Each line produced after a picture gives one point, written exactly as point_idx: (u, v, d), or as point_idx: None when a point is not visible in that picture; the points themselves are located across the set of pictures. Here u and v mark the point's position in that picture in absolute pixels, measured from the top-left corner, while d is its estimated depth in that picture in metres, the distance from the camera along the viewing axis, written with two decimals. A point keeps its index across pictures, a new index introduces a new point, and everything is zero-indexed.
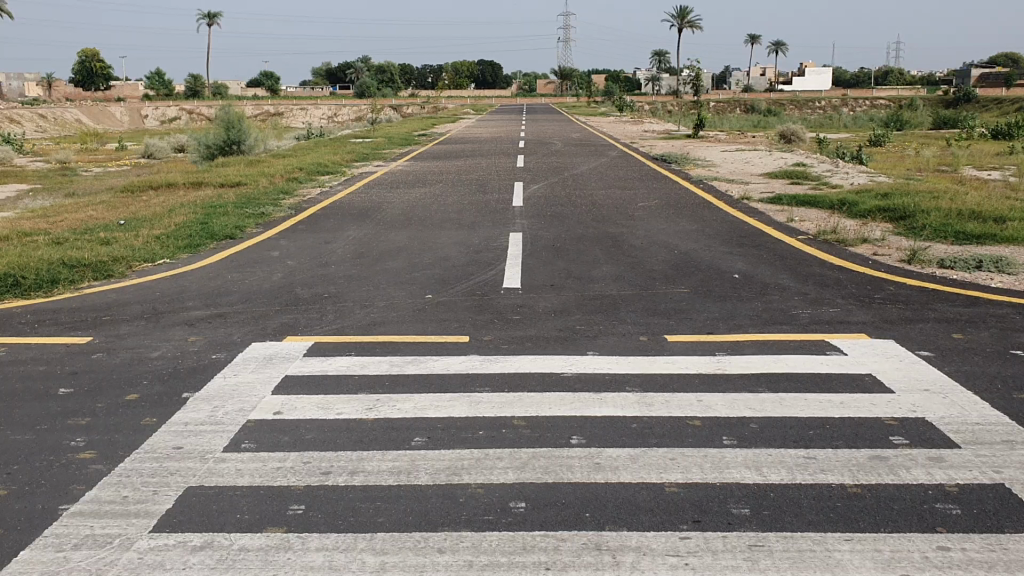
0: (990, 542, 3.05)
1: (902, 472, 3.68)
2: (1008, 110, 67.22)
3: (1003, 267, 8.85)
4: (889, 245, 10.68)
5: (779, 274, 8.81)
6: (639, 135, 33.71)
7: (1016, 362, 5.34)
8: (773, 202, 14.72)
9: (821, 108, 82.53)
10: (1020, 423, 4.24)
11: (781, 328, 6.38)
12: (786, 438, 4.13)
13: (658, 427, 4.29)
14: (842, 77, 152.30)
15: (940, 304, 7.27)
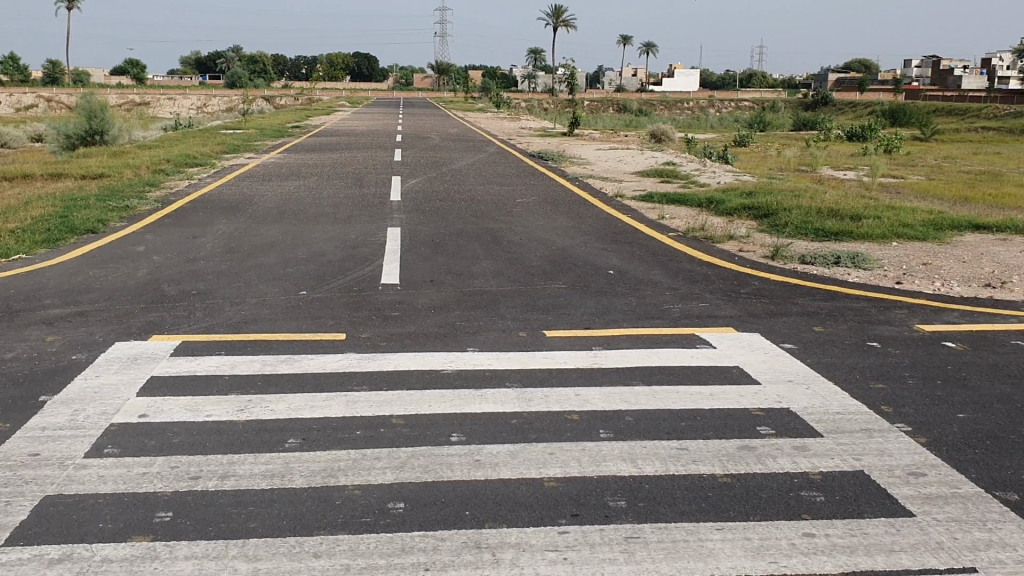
0: (851, 527, 3.19)
1: (769, 461, 3.82)
2: (860, 113, 71.13)
3: (858, 262, 9.32)
4: (754, 242, 11.09)
5: (652, 270, 9.01)
6: (515, 132, 33.91)
7: (871, 353, 5.62)
8: (645, 200, 15.07)
9: (690, 108, 85.22)
10: (876, 411, 4.47)
11: (654, 323, 6.53)
12: (660, 430, 4.22)
13: (536, 422, 4.32)
14: (710, 79, 157.31)
15: (801, 298, 7.59)
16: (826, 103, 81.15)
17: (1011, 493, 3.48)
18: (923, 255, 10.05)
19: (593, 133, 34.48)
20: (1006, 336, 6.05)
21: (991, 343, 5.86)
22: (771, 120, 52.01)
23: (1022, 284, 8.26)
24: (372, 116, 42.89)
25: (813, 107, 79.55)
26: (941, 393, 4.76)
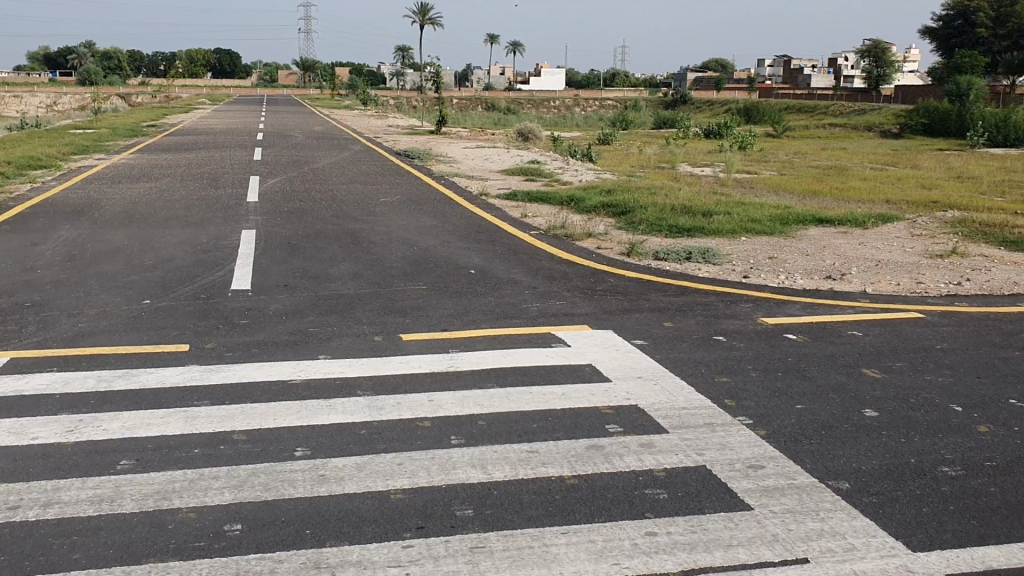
0: (692, 524, 3.23)
1: (615, 460, 3.84)
2: (718, 112, 73.91)
3: (709, 258, 9.60)
4: (612, 239, 11.28)
5: (512, 269, 9.02)
6: (380, 130, 33.57)
7: (719, 347, 5.77)
8: (508, 198, 15.13)
9: (556, 108, 86.48)
10: (721, 406, 4.57)
11: (511, 323, 6.52)
12: (510, 433, 4.17)
13: (385, 431, 4.21)
14: (574, 78, 159.49)
15: (655, 294, 7.75)
16: (686, 101, 83.81)
17: (842, 482, 3.61)
18: (769, 250, 10.44)
19: (459, 132, 34.43)
20: (842, 327, 6.33)
21: (828, 334, 6.12)
22: (632, 117, 53.20)
23: (859, 276, 8.67)
24: (232, 114, 41.57)
25: (673, 106, 81.91)
26: (781, 385, 4.92)
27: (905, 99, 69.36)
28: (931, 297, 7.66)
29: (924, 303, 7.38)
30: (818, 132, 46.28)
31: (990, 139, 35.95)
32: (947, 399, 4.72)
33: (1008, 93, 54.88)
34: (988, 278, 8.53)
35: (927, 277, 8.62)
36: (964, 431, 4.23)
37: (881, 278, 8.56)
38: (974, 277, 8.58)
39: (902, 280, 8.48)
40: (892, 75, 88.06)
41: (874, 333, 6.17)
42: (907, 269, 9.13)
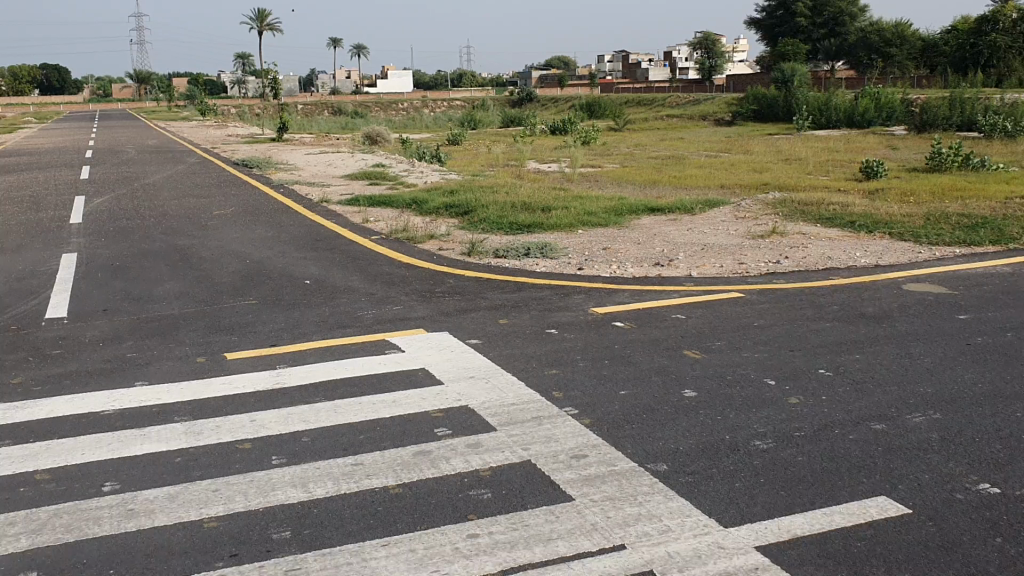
0: (513, 522, 3.22)
1: (441, 464, 3.78)
2: (565, 108, 75.36)
3: (547, 253, 9.72)
4: (452, 240, 11.25)
5: (348, 276, 8.86)
6: (220, 140, 32.45)
7: (551, 341, 5.81)
8: (349, 204, 14.89)
9: (403, 109, 86.15)
10: (548, 399, 4.60)
11: (343, 332, 6.37)
12: (335, 447, 4.06)
13: (203, 457, 4.02)
14: (420, 79, 158.17)
15: (492, 291, 7.76)
16: (532, 99, 85.02)
17: (660, 464, 3.70)
18: (604, 241, 10.66)
19: (302, 138, 33.70)
20: (668, 311, 6.50)
21: (655, 319, 6.27)
22: (478, 115, 53.44)
23: (686, 261, 8.96)
24: (60, 132, 39.33)
25: (519, 104, 82.92)
26: (607, 373, 4.99)
27: (736, 88, 72.60)
28: (753, 277, 7.97)
29: (745, 283, 7.67)
30: (657, 123, 47.83)
31: (815, 122, 38.01)
32: (762, 374, 4.92)
33: (828, 79, 58.10)
34: (803, 255, 8.96)
35: (749, 258, 8.98)
36: (777, 404, 4.41)
37: (706, 262, 8.87)
38: (792, 255, 9.00)
39: (726, 262, 8.80)
40: (724, 66, 91.87)
41: (696, 315, 6.37)
42: (731, 251, 9.49)
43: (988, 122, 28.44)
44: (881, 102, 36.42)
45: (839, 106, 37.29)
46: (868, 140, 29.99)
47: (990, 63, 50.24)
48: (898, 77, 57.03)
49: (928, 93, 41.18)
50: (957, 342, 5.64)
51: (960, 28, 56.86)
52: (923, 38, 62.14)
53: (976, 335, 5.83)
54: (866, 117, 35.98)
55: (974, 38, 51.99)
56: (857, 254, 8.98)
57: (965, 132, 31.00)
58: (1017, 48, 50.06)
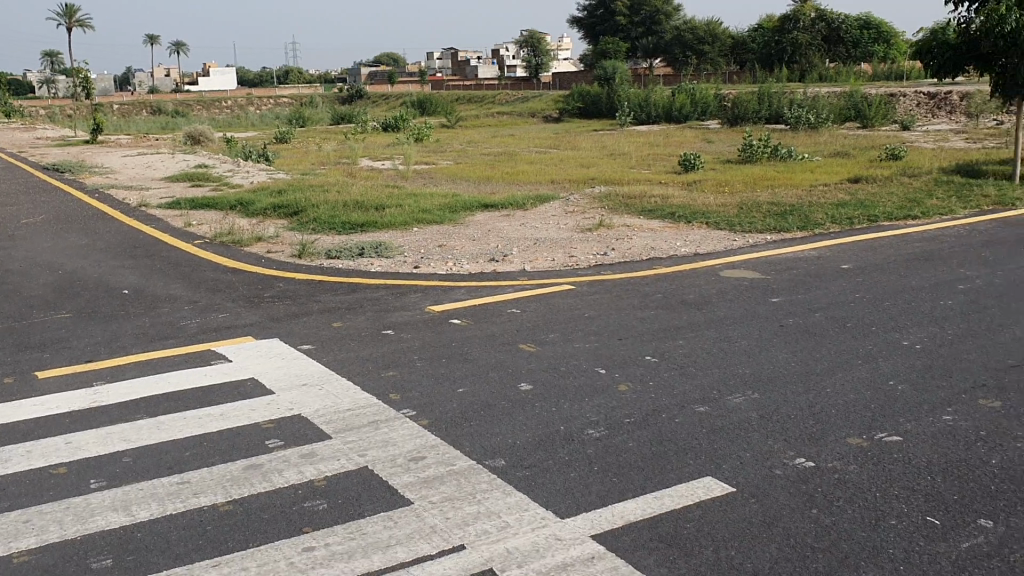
0: (351, 531, 3.16)
1: (274, 477, 3.66)
2: (394, 105, 74.93)
3: (380, 252, 9.61)
4: (281, 242, 10.95)
5: (171, 284, 8.47)
6: (26, 143, 30.39)
7: (386, 342, 5.74)
8: (170, 207, 14.25)
9: (227, 108, 83.32)
10: (384, 401, 4.54)
11: (167, 343, 6.07)
12: (160, 466, 3.86)
13: (12, 486, 3.73)
14: (244, 77, 153.49)
15: (324, 294, 7.60)
16: (361, 96, 84.10)
17: (498, 460, 3.72)
18: (438, 238, 10.66)
19: (117, 139, 32.01)
20: (502, 306, 6.55)
21: (489, 315, 6.31)
22: (306, 112, 52.35)
23: (519, 255, 9.07)
24: None
25: (348, 102, 81.82)
26: (444, 372, 4.98)
27: (562, 85, 74.21)
28: (583, 269, 8.16)
29: (575, 275, 7.84)
30: (486, 120, 48.25)
31: (637, 117, 39.33)
32: (593, 363, 5.04)
33: (646, 76, 60.30)
34: (629, 247, 9.23)
35: (579, 251, 9.18)
36: (607, 392, 4.52)
37: (538, 256, 9.02)
38: (619, 246, 9.28)
39: (557, 255, 8.97)
40: (550, 63, 93.79)
41: (530, 309, 6.46)
42: (563, 244, 9.68)
43: (793, 115, 30.27)
44: (696, 98, 38.11)
45: (658, 102, 38.75)
46: (686, 134, 31.28)
47: (792, 59, 53.50)
48: (710, 74, 59.90)
49: (738, 88, 43.41)
50: (771, 324, 5.97)
51: (765, 26, 60.26)
52: (732, 36, 65.40)
53: (788, 316, 6.19)
54: (684, 112, 37.56)
55: (777, 36, 55.21)
56: (679, 243, 9.35)
57: (772, 124, 32.90)
58: (816, 45, 53.57)
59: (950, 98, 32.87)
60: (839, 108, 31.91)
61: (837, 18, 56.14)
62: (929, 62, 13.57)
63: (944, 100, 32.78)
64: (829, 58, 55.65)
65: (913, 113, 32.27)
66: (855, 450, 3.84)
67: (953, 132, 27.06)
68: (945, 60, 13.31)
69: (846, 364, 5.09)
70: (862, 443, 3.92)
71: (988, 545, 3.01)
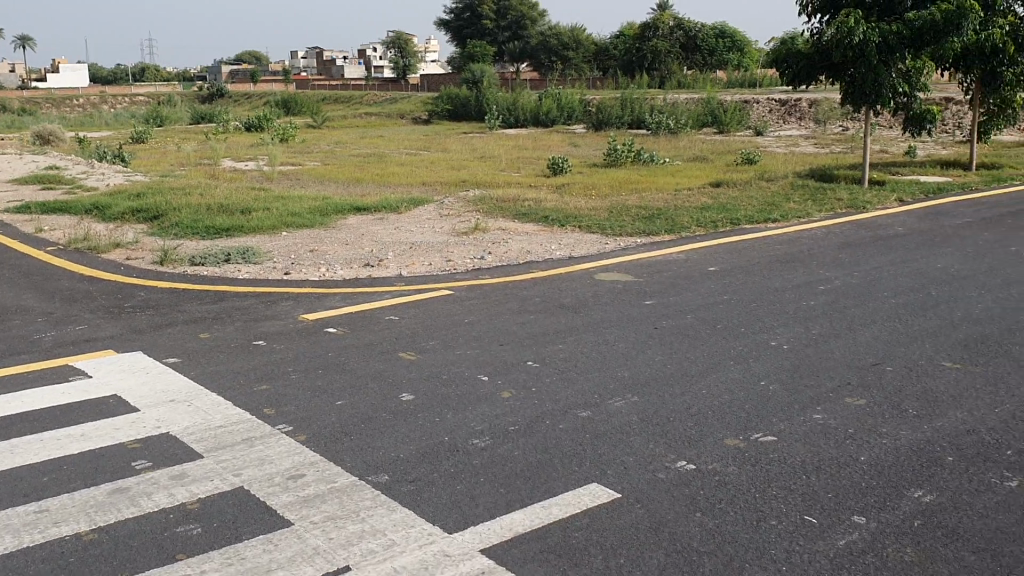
0: (229, 557, 3.01)
1: (142, 501, 3.45)
2: (257, 105, 73.11)
3: (249, 258, 9.30)
4: (142, 247, 10.46)
5: (21, 295, 7.94)
6: None
7: (258, 353, 5.54)
8: (18, 210, 13.41)
9: (77, 107, 79.38)
10: (259, 417, 4.37)
11: (18, 359, 5.67)
12: (15, 495, 3.58)
13: None
14: (96, 73, 146.64)
15: (190, 303, 7.28)
16: (222, 96, 81.65)
17: (381, 475, 3.62)
18: (309, 243, 10.41)
19: None
20: (379, 314, 6.43)
21: (366, 323, 6.18)
22: (163, 112, 50.36)
23: (394, 260, 8.95)
24: None
25: (210, 100, 79.30)
26: (320, 383, 4.84)
27: (429, 87, 74.03)
28: (459, 273, 8.12)
29: (452, 279, 7.79)
30: (353, 121, 47.53)
31: (505, 121, 39.58)
32: (475, 370, 5.00)
33: (512, 80, 60.79)
34: (505, 250, 9.25)
35: (454, 255, 9.13)
36: (490, 400, 4.48)
37: (414, 260, 8.92)
38: (495, 250, 9.28)
39: (433, 259, 8.89)
40: (417, 64, 93.46)
41: (408, 315, 6.36)
42: (437, 248, 9.61)
43: (654, 121, 31.16)
44: (562, 103, 38.68)
45: (525, 105, 39.12)
46: (553, 138, 31.71)
47: (652, 66, 55.02)
48: (574, 78, 60.94)
49: (602, 94, 44.29)
50: (647, 326, 6.06)
51: (626, 34, 61.79)
52: (595, 42, 66.68)
53: (662, 318, 6.30)
54: (550, 116, 38.10)
55: (638, 43, 56.68)
56: (554, 247, 9.43)
57: (635, 129, 33.70)
58: (674, 53, 55.19)
59: (800, 105, 34.20)
60: (698, 114, 33.01)
61: (693, 27, 58.10)
62: (785, 70, 14.19)
63: (794, 107, 34.12)
64: (687, 65, 57.56)
65: (765, 120, 33.65)
66: (733, 451, 3.92)
67: (802, 138, 28.36)
68: (800, 69, 13.94)
69: (720, 365, 5.22)
70: (739, 444, 4.01)
71: (862, 542, 3.12)
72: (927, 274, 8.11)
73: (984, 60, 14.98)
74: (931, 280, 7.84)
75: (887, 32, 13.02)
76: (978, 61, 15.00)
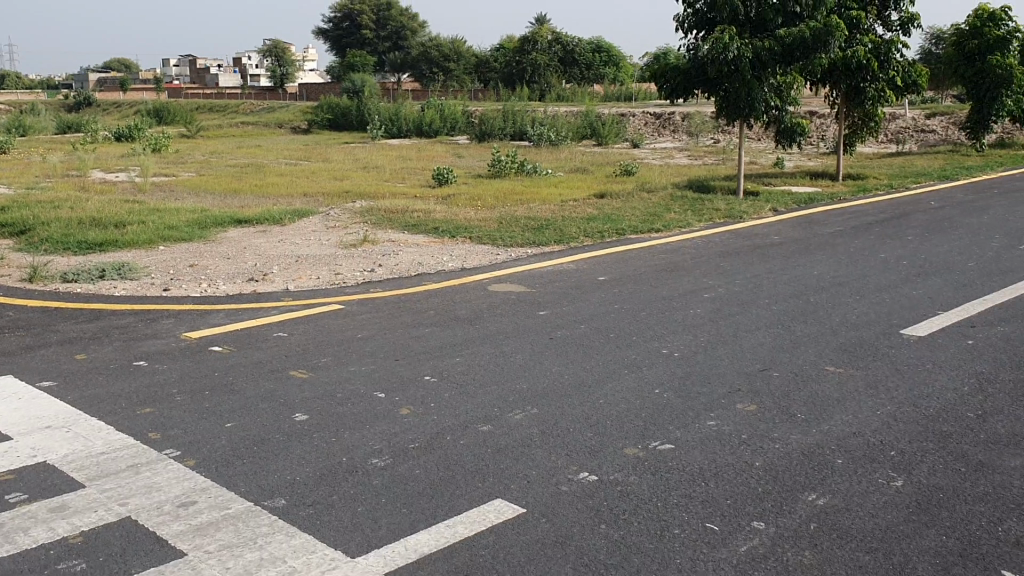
0: None
1: (19, 537, 3.22)
2: (127, 114, 70.48)
3: (125, 274, 8.90)
4: (7, 264, 9.88)
5: None
6: None
7: (141, 375, 5.28)
8: None
9: None
10: (144, 442, 4.16)
11: None
12: None
13: None
14: None
15: (64, 323, 6.90)
16: (89, 104, 78.36)
17: (279, 499, 3.49)
18: (189, 257, 10.05)
19: None
20: (267, 330, 6.24)
21: (253, 340, 5.98)
22: (26, 120, 47.92)
23: (280, 274, 8.72)
24: None
25: (76, 109, 75.99)
26: (209, 405, 4.65)
27: (308, 96, 72.89)
28: (349, 287, 7.97)
29: (342, 293, 7.65)
30: (230, 131, 46.29)
31: (387, 131, 39.28)
32: (371, 387, 4.89)
33: (393, 90, 60.46)
34: (395, 262, 9.14)
35: (343, 268, 8.96)
36: (388, 418, 4.39)
37: (301, 274, 8.72)
38: (384, 262, 9.17)
39: (321, 273, 8.71)
40: (295, 74, 91.91)
41: (298, 332, 6.20)
42: (325, 261, 9.42)
43: (535, 132, 31.53)
44: (444, 114, 38.70)
45: (408, 116, 38.99)
46: (436, 149, 31.68)
47: (532, 79, 55.76)
48: (455, 89, 61.06)
49: (483, 105, 44.56)
50: (542, 337, 6.07)
51: (506, 47, 62.44)
52: (475, 54, 67.05)
53: (556, 329, 6.33)
54: (433, 127, 38.07)
55: (517, 56, 57.26)
56: (445, 258, 9.38)
57: (518, 141, 33.99)
58: (552, 66, 55.98)
59: (674, 118, 35.27)
60: (577, 127, 33.56)
61: (571, 41, 59.22)
62: (663, 85, 14.47)
63: (668, 120, 35.14)
64: (565, 78, 58.50)
65: (641, 132, 34.47)
66: (633, 461, 3.95)
67: (678, 150, 29.15)
68: (678, 83, 14.29)
69: (615, 374, 5.27)
70: (638, 454, 4.04)
71: (763, 547, 3.18)
72: (805, 281, 8.41)
73: (848, 75, 15.68)
74: (808, 287, 8.13)
75: (760, 49, 13.50)
76: (844, 76, 15.64)
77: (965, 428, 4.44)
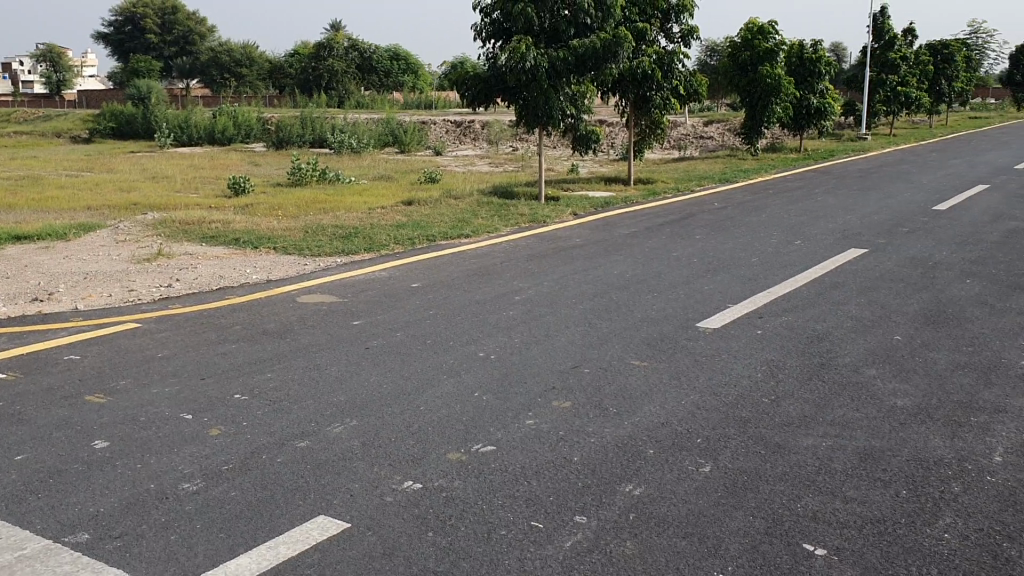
0: None
1: None
2: None
3: None
4: None
5: None
6: None
7: None
8: None
9: None
10: None
11: None
12: None
13: None
14: None
15: None
16: None
17: (82, 533, 3.25)
18: None
19: None
20: (57, 354, 5.80)
21: (41, 365, 5.53)
22: None
23: (67, 293, 8.13)
24: None
25: None
26: None
27: (88, 102, 68.52)
28: (146, 304, 7.54)
29: (139, 311, 7.23)
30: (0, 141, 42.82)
31: (176, 139, 37.25)
32: (176, 409, 4.63)
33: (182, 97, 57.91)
34: (195, 277, 8.73)
35: (138, 284, 8.47)
36: (198, 439, 4.19)
37: (91, 292, 8.16)
38: (183, 276, 8.74)
39: (113, 290, 8.19)
40: (72, 80, 86.23)
41: (92, 353, 5.80)
42: (117, 277, 8.87)
43: (336, 140, 31.08)
44: (239, 121, 37.48)
45: (199, 124, 37.44)
46: (231, 156, 30.60)
47: (329, 86, 54.95)
48: (248, 96, 59.29)
49: (279, 112, 43.46)
50: (357, 347, 5.97)
51: (301, 53, 61.28)
52: (269, 60, 65.46)
53: (371, 338, 6.25)
54: (227, 134, 36.77)
55: (313, 62, 56.21)
56: (248, 270, 9.06)
57: (318, 148, 33.37)
58: (350, 73, 55.50)
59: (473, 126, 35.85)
60: (378, 134, 33.40)
61: (368, 48, 58.93)
62: (464, 92, 14.63)
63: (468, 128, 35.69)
64: (363, 86, 58.13)
65: (442, 139, 34.79)
66: (456, 465, 3.95)
67: (478, 157, 29.59)
68: (479, 90, 14.50)
69: (433, 380, 5.26)
70: (461, 457, 4.05)
71: (587, 541, 3.26)
72: (607, 280, 8.72)
73: (636, 84, 16.34)
74: (611, 286, 8.44)
75: (555, 58, 13.89)
76: (631, 85, 16.29)
77: (761, 412, 4.73)
